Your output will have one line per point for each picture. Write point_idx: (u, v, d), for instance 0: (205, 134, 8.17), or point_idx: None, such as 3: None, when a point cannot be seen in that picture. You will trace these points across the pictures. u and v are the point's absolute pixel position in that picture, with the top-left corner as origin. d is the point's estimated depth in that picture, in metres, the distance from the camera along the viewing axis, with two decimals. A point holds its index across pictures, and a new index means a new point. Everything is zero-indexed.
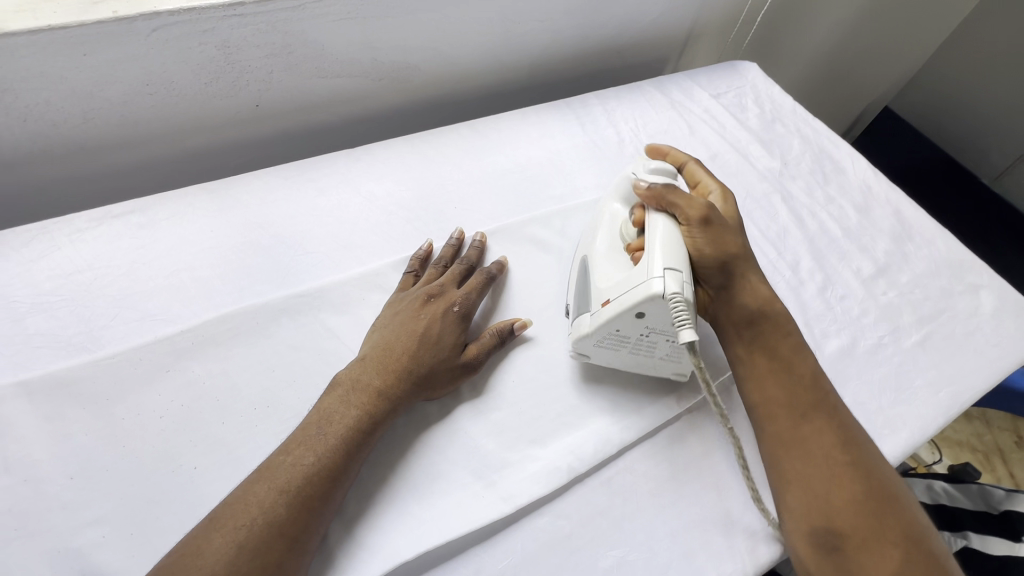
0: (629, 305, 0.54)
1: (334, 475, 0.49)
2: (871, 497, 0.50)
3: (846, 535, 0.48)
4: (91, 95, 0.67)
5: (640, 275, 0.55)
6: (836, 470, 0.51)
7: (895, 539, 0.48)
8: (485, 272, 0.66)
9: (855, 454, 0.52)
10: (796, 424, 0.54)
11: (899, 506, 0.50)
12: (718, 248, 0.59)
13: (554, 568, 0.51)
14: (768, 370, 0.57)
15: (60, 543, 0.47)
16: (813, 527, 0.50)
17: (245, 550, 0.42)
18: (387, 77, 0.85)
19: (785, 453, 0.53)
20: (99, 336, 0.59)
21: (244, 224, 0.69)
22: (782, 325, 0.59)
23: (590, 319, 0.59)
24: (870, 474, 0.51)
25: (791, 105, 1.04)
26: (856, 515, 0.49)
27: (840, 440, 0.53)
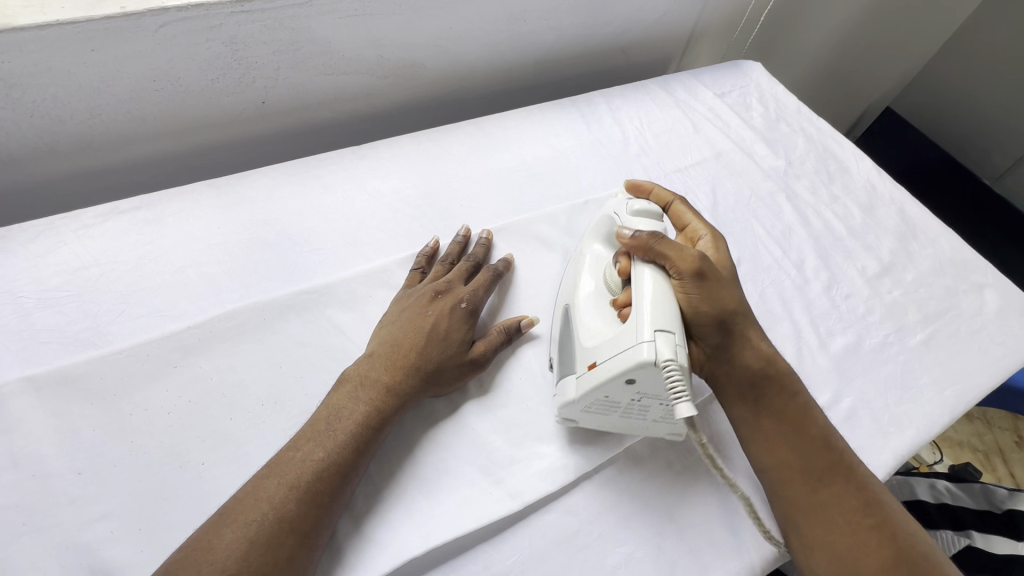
0: (616, 372, 0.50)
1: (344, 471, 0.49)
2: (900, 558, 0.49)
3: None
4: (98, 91, 0.67)
5: (628, 338, 0.50)
6: (860, 535, 0.50)
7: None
8: (492, 269, 0.66)
9: (877, 516, 0.51)
10: (814, 490, 0.52)
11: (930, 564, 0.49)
12: (715, 303, 0.55)
13: (562, 565, 0.51)
14: (778, 431, 0.55)
15: (68, 539, 0.47)
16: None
17: (257, 545, 0.42)
18: (392, 75, 0.85)
19: (804, 520, 0.52)
20: (106, 331, 0.59)
21: (250, 220, 0.69)
22: (784, 385, 0.56)
23: (574, 384, 0.54)
24: (896, 534, 0.50)
25: (795, 105, 1.04)
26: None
27: (861, 503, 0.51)
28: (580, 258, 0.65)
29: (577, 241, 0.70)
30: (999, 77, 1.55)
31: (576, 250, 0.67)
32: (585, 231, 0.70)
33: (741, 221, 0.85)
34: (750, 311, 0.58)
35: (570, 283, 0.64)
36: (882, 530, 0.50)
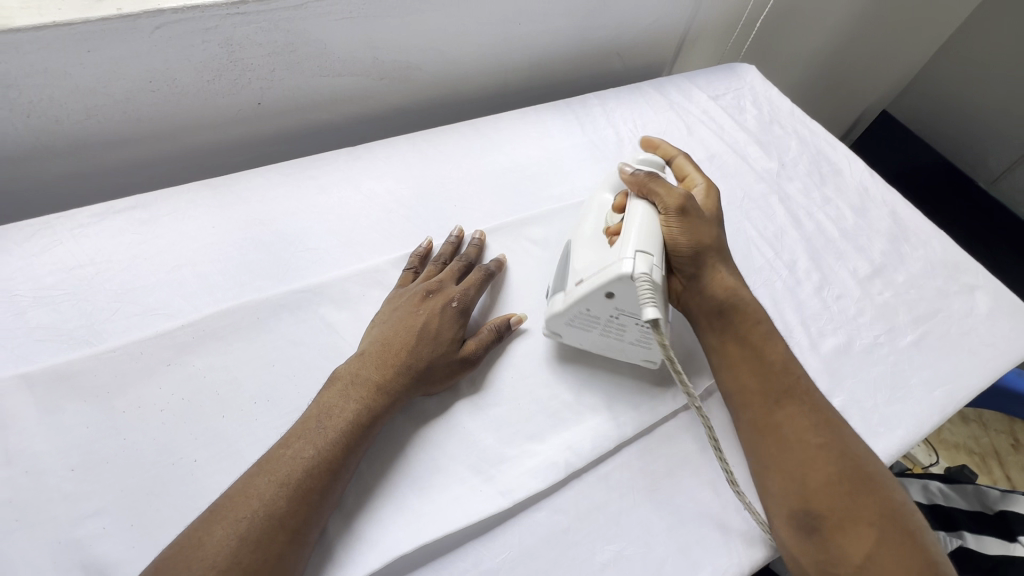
0: (599, 284, 0.56)
1: (333, 468, 0.49)
2: (848, 475, 0.52)
3: (824, 519, 0.50)
4: (95, 92, 0.67)
5: (613, 256, 0.57)
6: (811, 452, 0.53)
7: (870, 519, 0.50)
8: (484, 269, 0.67)
9: (830, 436, 0.54)
10: (770, 411, 0.56)
11: (876, 484, 0.52)
12: (693, 238, 0.62)
13: (551, 562, 0.52)
14: (743, 357, 0.60)
15: (60, 534, 0.48)
16: (793, 511, 0.51)
17: (247, 542, 0.43)
18: (387, 77, 0.86)
19: (761, 439, 0.56)
20: (100, 329, 0.59)
21: (245, 220, 0.70)
22: (751, 313, 0.62)
23: (561, 299, 0.60)
24: (846, 453, 0.53)
25: (789, 107, 1.05)
26: (831, 496, 0.51)
27: (816, 423, 0.55)
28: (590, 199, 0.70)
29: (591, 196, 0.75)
30: (994, 81, 1.56)
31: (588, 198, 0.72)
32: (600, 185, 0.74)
33: (734, 221, 0.86)
34: (725, 251, 0.65)
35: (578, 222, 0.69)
36: (834, 449, 0.53)
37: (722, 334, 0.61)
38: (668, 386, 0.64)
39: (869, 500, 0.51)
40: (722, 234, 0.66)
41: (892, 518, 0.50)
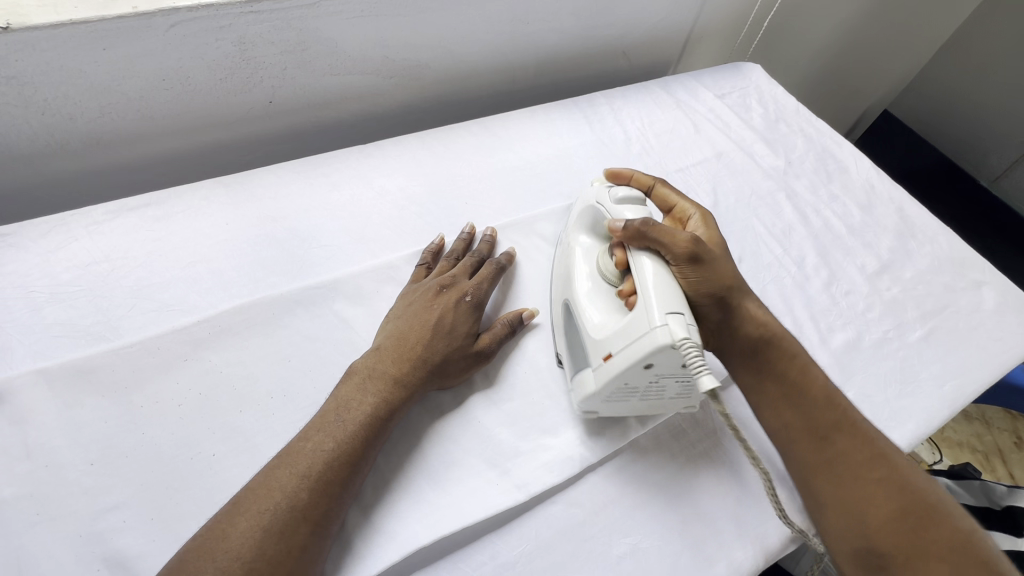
0: (635, 359, 0.50)
1: (353, 460, 0.49)
2: (906, 511, 0.48)
3: (886, 558, 0.47)
4: (109, 89, 0.68)
5: (641, 324, 0.51)
6: (863, 487, 0.50)
7: (941, 556, 0.45)
8: (496, 263, 0.67)
9: (885, 470, 0.51)
10: (818, 446, 0.53)
11: (948, 520, 0.47)
12: (718, 281, 0.57)
13: (568, 555, 0.52)
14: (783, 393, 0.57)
15: (80, 528, 0.48)
16: (853, 550, 0.49)
17: (272, 533, 0.43)
18: (397, 75, 0.86)
19: (809, 478, 0.53)
20: (117, 325, 0.59)
21: (258, 217, 0.70)
22: (785, 345, 0.58)
23: (596, 377, 0.55)
24: (905, 487, 0.50)
25: (794, 106, 1.06)
26: (891, 533, 0.47)
27: (868, 458, 0.52)
28: (573, 245, 0.67)
29: (564, 229, 0.72)
30: (995, 81, 1.57)
31: (567, 239, 0.69)
32: (570, 218, 0.71)
33: (743, 219, 0.86)
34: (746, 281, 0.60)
35: (567, 272, 0.65)
36: (891, 484, 0.50)
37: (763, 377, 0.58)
38: None
39: (940, 537, 0.46)
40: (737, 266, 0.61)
41: (972, 557, 0.45)
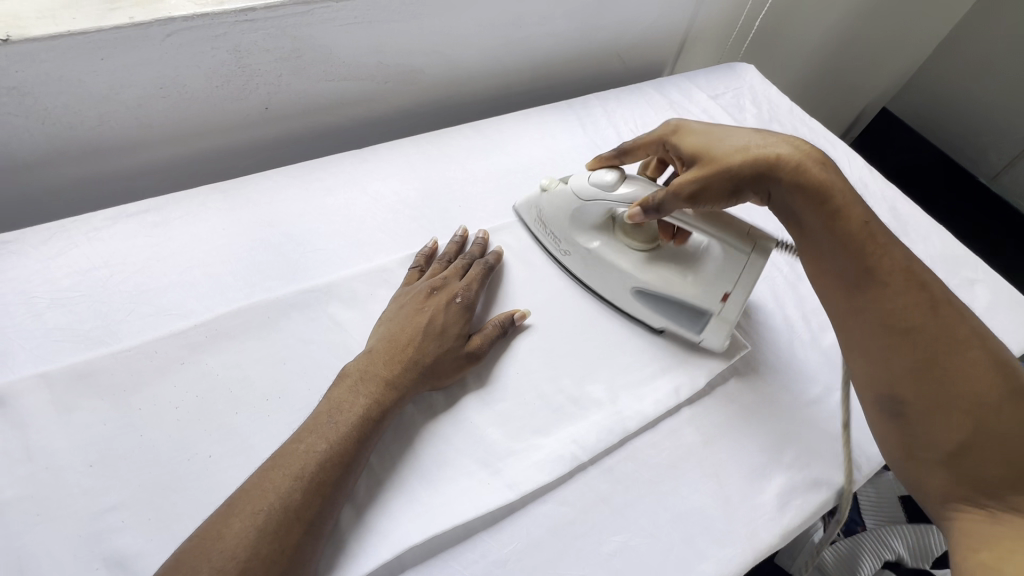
0: (751, 284, 0.62)
1: (346, 461, 0.50)
2: (937, 360, 0.51)
3: (909, 406, 0.52)
4: (108, 98, 0.69)
5: (737, 259, 0.61)
6: (896, 336, 0.53)
7: (965, 408, 0.50)
8: (483, 263, 0.69)
9: (924, 319, 0.53)
10: (853, 299, 0.56)
11: (983, 366, 0.51)
12: (730, 170, 0.60)
13: (559, 552, 0.53)
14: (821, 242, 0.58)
15: (81, 528, 0.49)
16: (880, 396, 0.54)
17: (265, 533, 0.44)
18: (392, 80, 0.87)
19: (846, 325, 0.57)
20: (116, 329, 0.60)
21: (254, 222, 0.71)
22: (827, 189, 0.57)
23: (726, 320, 0.65)
24: (941, 338, 0.52)
25: (788, 106, 1.06)
26: (919, 382, 0.52)
27: (908, 306, 0.53)
28: (590, 247, 0.70)
29: (550, 240, 0.74)
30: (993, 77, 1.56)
31: (570, 246, 0.72)
32: (548, 228, 0.74)
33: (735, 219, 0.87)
34: (756, 142, 0.61)
35: (609, 268, 0.69)
36: (929, 335, 0.52)
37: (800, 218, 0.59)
38: (671, 381, 0.66)
39: (969, 388, 0.50)
40: (740, 139, 0.62)
41: (1002, 405, 0.49)
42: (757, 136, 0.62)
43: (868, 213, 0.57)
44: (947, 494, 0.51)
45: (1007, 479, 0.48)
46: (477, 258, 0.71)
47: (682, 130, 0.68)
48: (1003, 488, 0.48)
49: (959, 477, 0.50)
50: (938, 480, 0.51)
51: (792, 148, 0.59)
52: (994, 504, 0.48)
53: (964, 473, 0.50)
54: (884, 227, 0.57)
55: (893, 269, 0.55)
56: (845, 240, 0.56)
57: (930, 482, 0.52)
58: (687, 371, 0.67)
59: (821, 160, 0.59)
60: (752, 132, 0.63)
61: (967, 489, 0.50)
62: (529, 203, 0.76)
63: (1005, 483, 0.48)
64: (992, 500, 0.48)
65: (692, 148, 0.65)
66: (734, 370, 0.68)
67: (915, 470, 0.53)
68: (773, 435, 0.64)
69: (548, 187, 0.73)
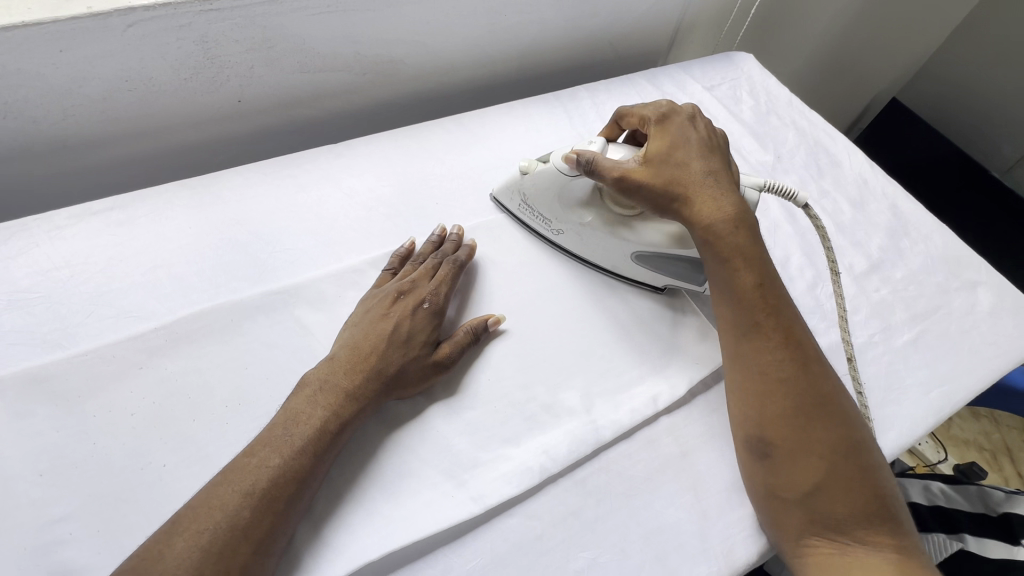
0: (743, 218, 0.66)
1: (299, 477, 0.49)
2: (803, 410, 0.54)
3: (774, 448, 0.54)
4: (71, 92, 0.67)
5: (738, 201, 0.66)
6: (771, 384, 0.55)
7: (824, 454, 0.52)
8: (453, 261, 0.66)
9: (795, 373, 0.55)
10: (739, 342, 0.58)
11: (838, 420, 0.54)
12: (659, 188, 0.60)
13: (523, 569, 0.51)
14: (718, 289, 0.60)
15: (29, 540, 0.47)
16: (750, 436, 0.56)
17: (210, 553, 0.43)
18: (371, 72, 0.85)
19: (730, 368, 0.58)
20: (74, 332, 0.59)
21: (222, 220, 0.69)
22: (723, 239, 0.58)
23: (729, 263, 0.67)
24: (807, 392, 0.54)
25: (787, 97, 1.02)
26: (784, 426, 0.54)
27: (783, 359, 0.56)
28: (584, 224, 0.68)
29: (542, 220, 0.72)
30: (1007, 66, 1.50)
31: (562, 224, 0.70)
32: (536, 209, 0.71)
33: None
34: (699, 178, 0.60)
35: (607, 241, 0.68)
36: (798, 386, 0.55)
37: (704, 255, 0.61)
38: (650, 390, 0.63)
39: (828, 438, 0.53)
40: (696, 164, 0.61)
41: (849, 457, 0.53)
42: (707, 177, 0.60)
43: (764, 269, 0.59)
44: (801, 532, 0.52)
45: (853, 519, 0.50)
46: (450, 255, 0.68)
47: (669, 119, 0.65)
48: (847, 527, 0.50)
49: (813, 515, 0.51)
50: (793, 519, 0.52)
51: (718, 199, 0.59)
52: (839, 540, 0.50)
53: (816, 512, 0.51)
54: (775, 284, 0.59)
55: (776, 324, 0.57)
56: (735, 292, 0.58)
57: (785, 520, 0.53)
58: (667, 379, 0.64)
59: (745, 226, 0.59)
60: (710, 168, 0.61)
61: (818, 526, 0.51)
62: (509, 186, 0.73)
63: (851, 522, 0.50)
64: (838, 537, 0.50)
65: (658, 145, 0.62)
66: (717, 376, 0.66)
67: (773, 509, 0.54)
68: None
69: (528, 168, 0.70)
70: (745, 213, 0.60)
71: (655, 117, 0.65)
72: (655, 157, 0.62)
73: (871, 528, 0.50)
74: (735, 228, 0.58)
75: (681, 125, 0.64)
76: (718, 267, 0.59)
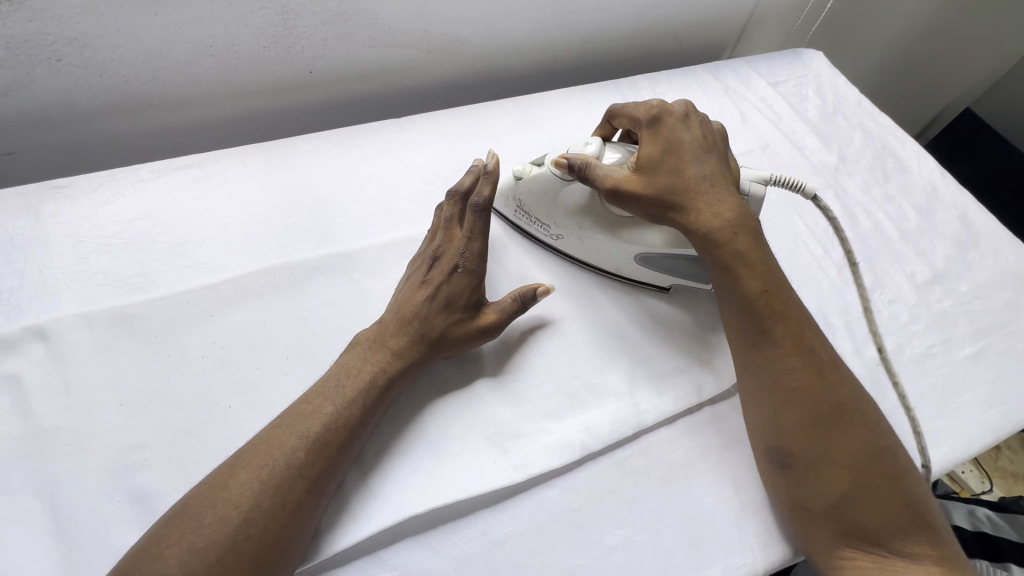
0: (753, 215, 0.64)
1: (351, 427, 0.52)
2: (821, 419, 0.52)
3: (795, 457, 0.53)
4: (161, 54, 0.71)
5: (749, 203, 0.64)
6: (785, 394, 0.54)
7: (846, 463, 0.51)
8: (474, 203, 0.60)
9: (810, 380, 0.54)
10: (749, 350, 0.57)
11: (860, 427, 0.53)
12: (655, 196, 0.58)
13: (559, 539, 0.52)
14: (721, 296, 0.59)
15: (108, 463, 0.52)
16: (769, 447, 0.55)
17: (268, 488, 0.46)
18: (436, 50, 0.86)
19: (744, 376, 0.57)
20: (154, 278, 0.63)
21: (290, 184, 0.72)
22: (729, 246, 0.57)
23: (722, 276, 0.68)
24: (824, 400, 0.53)
25: (856, 98, 0.98)
26: (804, 435, 0.52)
27: (797, 367, 0.54)
28: (583, 227, 0.66)
29: (541, 229, 0.69)
30: None
31: (560, 229, 0.68)
32: (532, 214, 0.69)
33: (782, 216, 0.80)
34: (694, 181, 0.59)
35: (608, 245, 0.66)
36: (813, 395, 0.53)
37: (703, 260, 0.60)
38: (695, 379, 0.63)
39: (850, 448, 0.52)
40: (693, 168, 0.59)
41: (875, 466, 0.51)
42: (705, 180, 0.59)
43: (769, 276, 0.57)
44: (834, 544, 0.51)
45: (888, 530, 0.49)
46: (471, 194, 0.62)
47: (660, 120, 0.62)
48: (885, 539, 0.49)
49: (845, 527, 0.50)
50: (825, 531, 0.51)
51: (721, 202, 0.58)
52: (877, 552, 0.49)
53: (846, 524, 0.50)
54: (779, 285, 0.57)
55: (786, 332, 0.56)
56: (743, 299, 0.57)
57: (815, 531, 0.52)
58: (714, 371, 0.64)
59: (745, 231, 0.58)
60: (708, 172, 0.59)
61: (851, 538, 0.50)
62: (504, 194, 0.70)
63: (886, 532, 0.49)
64: (874, 549, 0.49)
65: (650, 151, 0.60)
66: None
67: (803, 521, 0.52)
68: None
69: (523, 173, 0.67)
70: (744, 212, 0.59)
71: (646, 120, 0.62)
72: (647, 164, 0.60)
73: (908, 538, 0.49)
74: (733, 232, 0.57)
75: (674, 126, 0.61)
76: (718, 275, 0.58)
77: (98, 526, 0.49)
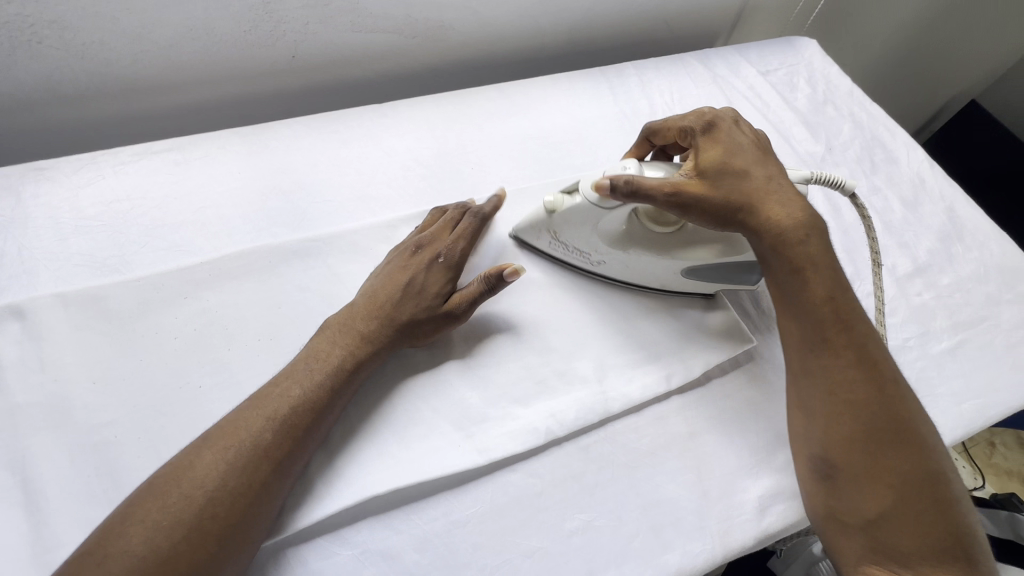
0: None
1: (318, 408, 0.52)
2: (875, 434, 0.52)
3: (839, 470, 0.53)
4: (142, 37, 0.71)
5: None
6: (840, 405, 0.53)
7: (893, 481, 0.50)
8: (475, 212, 0.65)
9: (868, 393, 0.53)
10: (805, 356, 0.56)
11: (914, 447, 0.51)
12: (722, 200, 0.56)
13: (519, 522, 0.53)
14: (781, 301, 0.58)
15: (79, 438, 0.53)
16: (812, 456, 0.55)
17: (233, 467, 0.47)
18: (421, 36, 0.86)
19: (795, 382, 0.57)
20: (129, 260, 0.64)
21: (268, 168, 0.73)
22: (796, 253, 0.56)
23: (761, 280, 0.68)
24: (881, 415, 0.52)
25: (848, 87, 0.97)
26: (850, 448, 0.52)
27: (856, 379, 0.53)
28: (627, 252, 0.64)
29: (580, 254, 0.66)
30: None
31: (601, 256, 0.65)
32: (570, 245, 0.66)
33: None
34: (761, 183, 0.58)
35: (655, 264, 0.64)
36: (870, 409, 0.52)
37: (769, 262, 0.58)
38: (665, 368, 0.63)
39: (899, 468, 0.51)
40: (760, 170, 0.58)
41: (923, 489, 0.50)
42: (770, 181, 0.58)
43: (835, 284, 0.56)
44: (860, 559, 0.51)
45: (920, 554, 0.48)
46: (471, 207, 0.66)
47: (716, 126, 0.61)
48: (913, 562, 0.48)
49: (875, 546, 0.50)
50: (854, 545, 0.51)
51: (789, 204, 0.57)
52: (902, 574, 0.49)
53: (878, 541, 0.50)
54: (847, 295, 0.56)
55: (848, 342, 0.55)
56: (804, 306, 0.56)
57: (845, 544, 0.52)
58: (685, 361, 0.64)
59: (815, 234, 0.57)
60: (771, 175, 0.58)
61: (880, 557, 0.50)
62: (535, 224, 0.66)
63: (917, 555, 0.48)
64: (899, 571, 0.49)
65: (710, 156, 0.58)
66: (734, 362, 0.65)
67: (833, 532, 0.53)
68: (762, 437, 0.61)
69: (554, 205, 0.63)
70: (813, 212, 0.58)
71: (699, 125, 0.61)
72: (708, 169, 0.57)
73: (940, 565, 0.48)
74: (803, 235, 0.56)
75: (731, 131, 0.61)
76: (785, 277, 0.57)
77: (68, 499, 0.50)
